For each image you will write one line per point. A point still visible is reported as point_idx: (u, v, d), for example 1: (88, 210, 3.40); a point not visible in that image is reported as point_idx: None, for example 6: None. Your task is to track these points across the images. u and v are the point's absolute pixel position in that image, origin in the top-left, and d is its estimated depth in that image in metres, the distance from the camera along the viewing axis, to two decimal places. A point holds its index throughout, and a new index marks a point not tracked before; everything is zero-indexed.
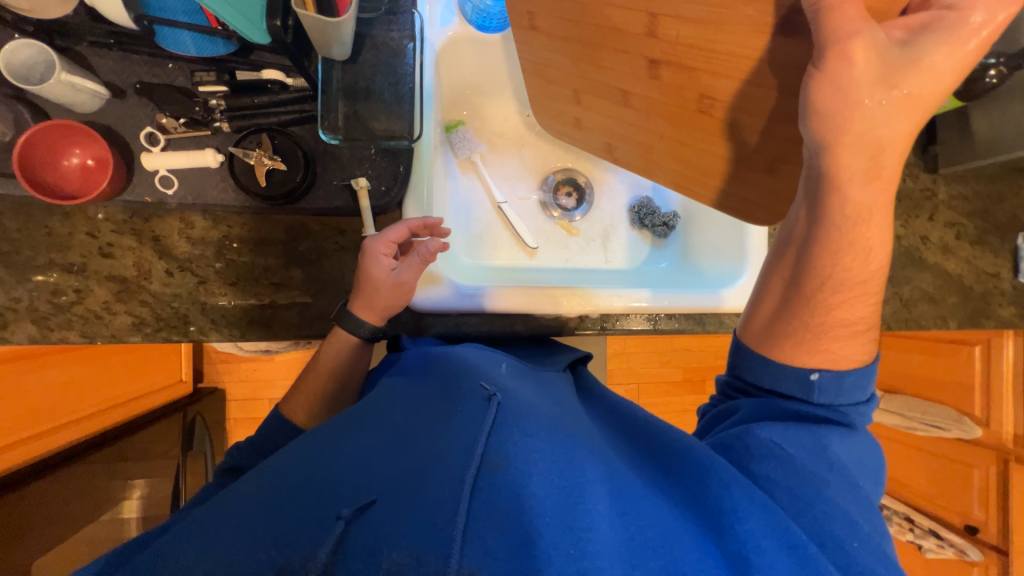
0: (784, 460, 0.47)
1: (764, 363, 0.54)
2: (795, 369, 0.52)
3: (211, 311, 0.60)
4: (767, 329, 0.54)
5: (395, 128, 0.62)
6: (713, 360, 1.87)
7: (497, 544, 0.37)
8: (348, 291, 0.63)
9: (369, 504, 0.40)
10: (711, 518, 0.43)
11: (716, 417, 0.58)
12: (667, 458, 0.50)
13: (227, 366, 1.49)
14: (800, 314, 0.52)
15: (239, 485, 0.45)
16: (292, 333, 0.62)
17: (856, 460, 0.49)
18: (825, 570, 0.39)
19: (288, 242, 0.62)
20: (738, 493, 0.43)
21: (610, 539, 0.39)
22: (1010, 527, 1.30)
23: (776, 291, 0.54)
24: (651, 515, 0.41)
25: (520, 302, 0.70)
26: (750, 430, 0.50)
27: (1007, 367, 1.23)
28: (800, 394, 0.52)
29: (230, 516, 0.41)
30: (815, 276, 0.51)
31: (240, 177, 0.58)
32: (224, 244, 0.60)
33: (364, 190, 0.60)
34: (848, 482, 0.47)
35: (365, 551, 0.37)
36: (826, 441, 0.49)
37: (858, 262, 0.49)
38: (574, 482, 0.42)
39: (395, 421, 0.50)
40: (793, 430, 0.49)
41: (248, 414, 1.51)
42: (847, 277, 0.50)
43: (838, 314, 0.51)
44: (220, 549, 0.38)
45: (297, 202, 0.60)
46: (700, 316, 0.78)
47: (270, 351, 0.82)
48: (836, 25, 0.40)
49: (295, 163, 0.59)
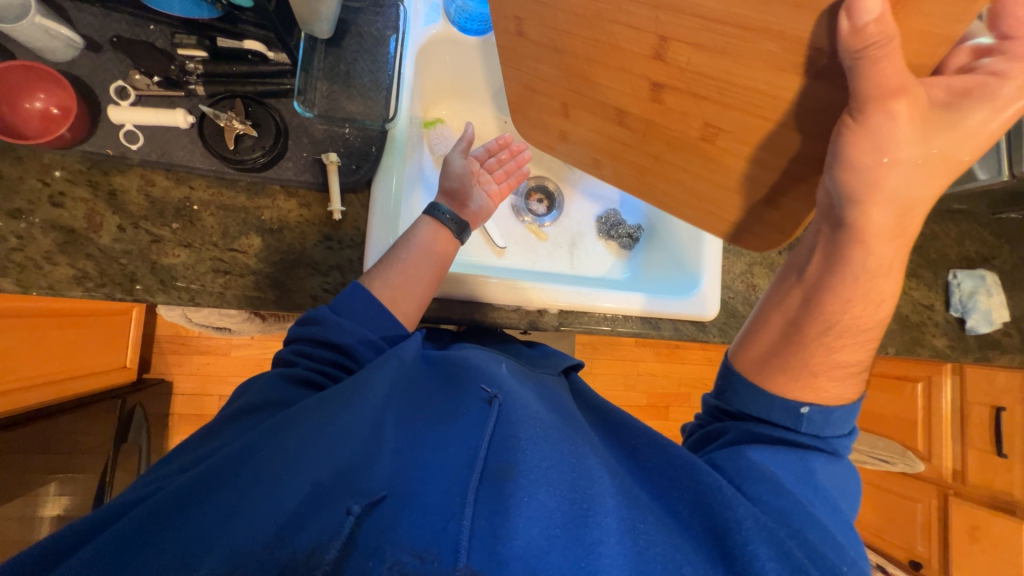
0: (773, 481, 0.45)
1: (754, 392, 0.51)
2: (784, 401, 0.49)
3: (162, 270, 0.58)
4: (759, 364, 0.52)
5: (370, 110, 0.65)
6: (678, 387, 1.89)
7: (506, 553, 0.37)
8: (306, 264, 0.63)
9: (376, 501, 0.39)
10: (717, 539, 0.42)
11: (702, 439, 0.56)
12: (665, 472, 0.48)
13: (178, 358, 1.42)
14: (800, 352, 0.50)
15: (229, 451, 0.43)
16: (243, 302, 0.60)
17: (841, 487, 0.47)
18: None
19: (249, 210, 0.62)
20: (742, 512, 0.42)
21: (619, 553, 0.38)
22: (950, 563, 1.33)
23: (772, 327, 0.52)
24: (657, 532, 0.41)
25: (500, 295, 0.74)
26: (739, 453, 0.48)
27: (945, 405, 1.29)
28: (790, 424, 0.49)
29: (224, 493, 0.40)
30: (820, 318, 0.49)
31: (209, 138, 0.58)
32: (184, 205, 0.60)
33: (332, 165, 0.61)
34: (831, 506, 0.45)
35: (372, 547, 0.37)
36: (813, 466, 0.47)
37: (866, 307, 0.47)
38: (585, 498, 0.42)
39: (397, 411, 0.49)
40: (782, 455, 0.47)
41: (194, 410, 1.43)
42: (854, 320, 0.48)
43: (838, 358, 0.49)
44: (216, 544, 0.36)
45: (264, 171, 0.60)
46: (656, 321, 0.79)
47: (222, 327, 0.80)
48: (880, 81, 0.38)
49: (267, 132, 0.60)
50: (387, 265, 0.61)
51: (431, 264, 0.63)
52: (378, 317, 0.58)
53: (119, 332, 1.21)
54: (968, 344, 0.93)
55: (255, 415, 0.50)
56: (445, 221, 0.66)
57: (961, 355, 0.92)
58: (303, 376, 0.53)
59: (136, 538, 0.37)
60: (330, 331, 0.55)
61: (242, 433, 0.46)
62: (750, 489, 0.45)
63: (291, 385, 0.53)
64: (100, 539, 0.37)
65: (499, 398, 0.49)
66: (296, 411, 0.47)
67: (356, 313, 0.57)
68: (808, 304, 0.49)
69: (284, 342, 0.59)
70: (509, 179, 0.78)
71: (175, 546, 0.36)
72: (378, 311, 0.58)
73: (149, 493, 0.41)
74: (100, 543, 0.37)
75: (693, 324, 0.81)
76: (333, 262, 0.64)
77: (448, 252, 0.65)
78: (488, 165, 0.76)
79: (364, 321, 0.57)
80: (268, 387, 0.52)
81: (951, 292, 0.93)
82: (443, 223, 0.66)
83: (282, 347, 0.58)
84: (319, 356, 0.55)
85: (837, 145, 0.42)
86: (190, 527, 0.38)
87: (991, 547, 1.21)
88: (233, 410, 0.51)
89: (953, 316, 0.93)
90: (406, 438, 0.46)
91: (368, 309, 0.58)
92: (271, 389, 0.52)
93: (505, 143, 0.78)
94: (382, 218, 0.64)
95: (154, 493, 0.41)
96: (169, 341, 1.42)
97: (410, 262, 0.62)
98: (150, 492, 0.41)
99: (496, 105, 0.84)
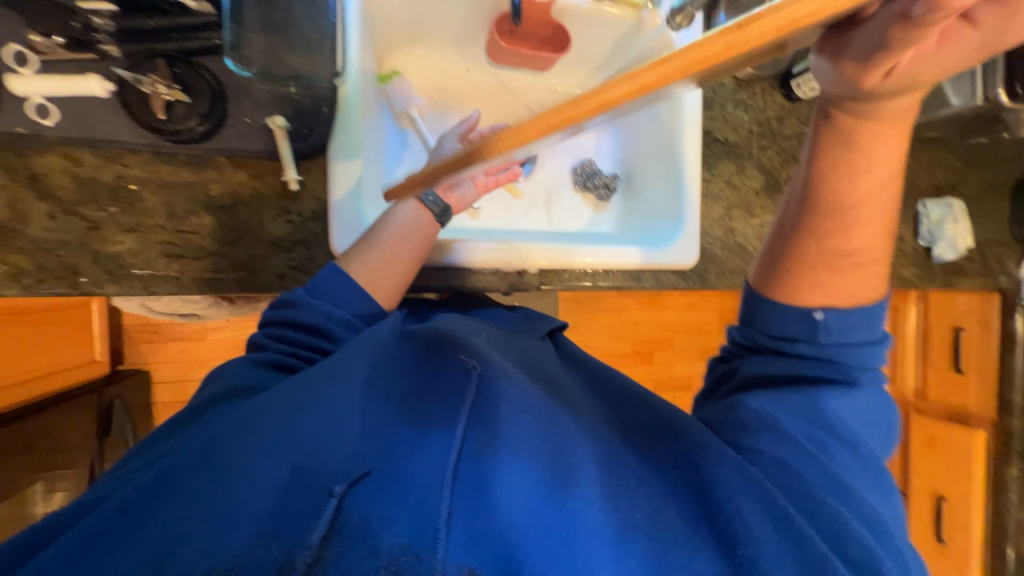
0: (777, 431, 0.45)
1: (771, 310, 0.49)
2: (798, 309, 0.47)
3: (107, 259, 0.54)
4: (766, 275, 0.49)
5: (316, 64, 0.58)
6: (660, 332, 1.95)
7: (483, 532, 0.39)
8: (267, 241, 0.59)
9: (360, 479, 0.41)
10: (700, 496, 0.44)
11: (722, 379, 0.55)
12: (659, 435, 0.51)
13: (152, 347, 1.38)
14: (800, 250, 0.46)
15: (203, 437, 0.44)
16: (204, 286, 0.57)
17: (858, 414, 0.46)
18: (810, 541, 0.39)
19: (196, 186, 0.56)
20: (729, 470, 0.43)
21: (598, 524, 0.40)
22: (908, 470, 1.46)
23: (780, 224, 0.48)
24: (637, 496, 0.43)
25: (479, 260, 0.70)
26: (739, 403, 0.49)
27: (910, 329, 1.39)
28: (809, 333, 0.47)
29: (202, 481, 0.41)
30: (823, 197, 0.43)
31: (134, 108, 0.52)
32: (119, 185, 0.54)
33: (281, 130, 0.56)
34: (851, 445, 0.45)
35: (355, 526, 0.38)
36: (825, 402, 0.46)
37: (851, 177, 0.41)
38: (566, 464, 0.43)
39: (378, 390, 0.50)
40: (785, 398, 0.47)
41: (177, 396, 1.40)
42: (847, 194, 0.42)
43: (838, 245, 0.45)
44: (199, 532, 0.38)
45: (204, 142, 0.55)
46: (636, 273, 0.80)
47: (187, 313, 0.76)
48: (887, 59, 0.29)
49: (201, 96, 0.54)
50: (362, 241, 0.59)
51: (412, 244, 0.61)
52: (355, 300, 0.58)
53: (83, 326, 1.16)
54: (932, 272, 0.97)
55: (229, 401, 0.50)
56: (427, 202, 0.62)
57: (925, 282, 0.96)
58: (276, 360, 0.54)
59: (120, 524, 0.39)
60: (302, 314, 0.55)
61: (215, 420, 0.47)
62: (754, 441, 0.46)
63: (265, 370, 0.53)
64: (82, 525, 0.39)
65: (478, 369, 0.50)
66: (271, 398, 0.47)
67: (334, 295, 0.57)
68: (807, 195, 0.44)
69: (258, 327, 0.58)
70: (499, 175, 0.70)
71: (158, 532, 0.38)
72: (355, 296, 0.58)
73: (130, 480, 0.43)
74: (84, 528, 0.39)
75: (673, 273, 0.81)
76: (297, 236, 0.60)
77: (428, 232, 0.62)
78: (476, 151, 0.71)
79: (338, 300, 0.57)
80: (241, 373, 0.53)
81: (921, 221, 0.94)
82: (421, 200, 0.61)
83: (257, 330, 0.58)
84: (294, 339, 0.55)
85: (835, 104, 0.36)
86: (171, 514, 0.39)
87: (945, 453, 1.33)
88: (201, 400, 0.52)
89: (921, 245, 0.95)
90: (387, 416, 0.47)
91: (347, 293, 0.57)
92: (247, 376, 0.52)
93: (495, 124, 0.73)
94: (345, 188, 0.60)
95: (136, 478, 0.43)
96: (139, 330, 1.36)
97: (390, 244, 0.60)
98: (131, 478, 0.43)
99: (457, 50, 0.82)
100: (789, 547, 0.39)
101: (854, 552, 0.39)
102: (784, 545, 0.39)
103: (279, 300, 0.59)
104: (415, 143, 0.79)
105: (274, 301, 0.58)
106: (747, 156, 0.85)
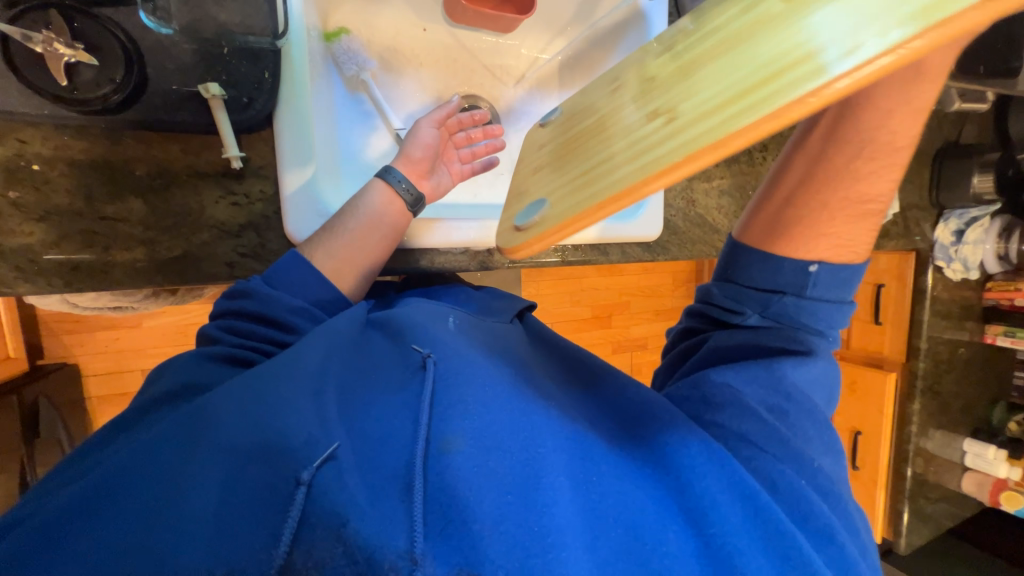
0: (737, 402, 0.49)
1: (763, 259, 0.51)
2: (795, 261, 0.49)
3: (13, 255, 0.46)
4: (771, 219, 0.51)
5: (251, 21, 0.51)
6: (618, 296, 2.01)
7: (448, 526, 0.40)
8: (212, 227, 0.53)
9: (326, 461, 0.42)
10: (671, 477, 0.47)
11: (697, 345, 0.58)
12: (631, 415, 0.53)
13: (76, 338, 1.24)
14: (815, 197, 0.47)
15: (154, 432, 0.44)
16: (142, 282, 0.51)
17: (809, 380, 0.51)
18: (774, 514, 0.43)
19: (117, 165, 0.49)
20: (694, 448, 0.47)
21: (571, 514, 0.42)
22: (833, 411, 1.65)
23: (797, 166, 0.48)
24: (609, 482, 0.45)
25: (443, 240, 0.68)
26: (706, 376, 0.52)
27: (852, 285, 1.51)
28: (799, 285, 0.50)
29: (156, 480, 0.41)
30: (858, 137, 0.42)
31: (27, 72, 0.43)
32: (18, 164, 0.46)
33: (217, 99, 0.48)
34: (806, 409, 0.50)
35: (322, 516, 0.39)
36: (781, 372, 0.50)
37: (909, 120, 0.39)
38: (536, 454, 0.45)
39: (342, 382, 0.50)
40: (745, 371, 0.51)
41: (115, 389, 1.29)
42: (892, 140, 0.41)
43: (861, 192, 0.45)
44: (158, 533, 0.38)
45: (123, 113, 0.47)
46: (604, 247, 0.80)
47: (119, 308, 0.67)
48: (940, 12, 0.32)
49: (110, 56, 0.45)
50: (325, 230, 0.57)
51: (381, 235, 0.58)
52: (317, 288, 0.55)
53: None
54: None
55: (176, 399, 0.48)
56: (400, 188, 0.60)
57: None
58: (231, 353, 0.52)
59: (79, 515, 0.39)
60: (263, 306, 0.53)
61: (163, 417, 0.46)
62: (717, 415, 0.49)
63: (216, 363, 0.51)
64: (39, 516, 0.40)
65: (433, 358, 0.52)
66: (224, 390, 0.46)
67: (296, 286, 0.54)
68: (837, 131, 0.43)
69: (209, 317, 0.56)
70: (474, 161, 0.70)
71: (115, 532, 0.38)
72: (317, 283, 0.55)
73: (86, 471, 0.44)
74: (42, 519, 0.39)
75: (639, 246, 0.83)
76: (245, 219, 0.55)
77: (398, 226, 0.60)
78: (455, 140, 0.69)
79: (298, 288, 0.54)
80: (188, 367, 0.51)
81: None
82: (393, 189, 0.59)
83: (208, 322, 0.56)
84: (253, 333, 0.53)
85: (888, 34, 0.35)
86: (126, 514, 0.39)
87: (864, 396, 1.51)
88: (143, 399, 0.50)
89: None
90: (353, 406, 0.48)
91: (309, 281, 0.55)
92: (188, 371, 0.50)
93: (479, 119, 0.71)
94: (296, 162, 0.55)
95: (92, 470, 0.43)
96: (57, 321, 1.22)
97: (358, 234, 0.57)
98: (87, 469, 0.44)
99: (411, 7, 0.76)
100: (757, 527, 0.43)
101: (816, 523, 0.44)
102: (751, 520, 0.43)
103: (235, 287, 0.55)
104: (371, 112, 0.76)
105: (226, 292, 0.55)
106: None
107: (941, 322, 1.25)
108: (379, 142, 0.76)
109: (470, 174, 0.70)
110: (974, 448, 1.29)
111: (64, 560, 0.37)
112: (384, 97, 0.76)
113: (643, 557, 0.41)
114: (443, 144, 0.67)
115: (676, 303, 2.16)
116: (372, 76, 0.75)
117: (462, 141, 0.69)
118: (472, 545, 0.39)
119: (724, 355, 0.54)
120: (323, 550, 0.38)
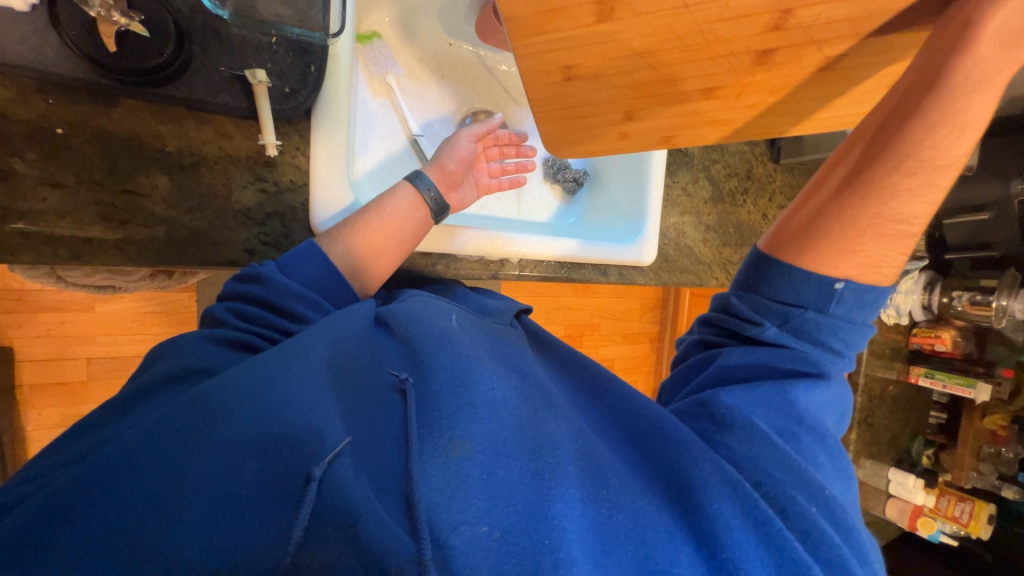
0: (750, 429, 0.53)
1: (787, 274, 0.55)
2: (821, 277, 0.53)
3: (36, 214, 0.53)
4: (797, 233, 0.54)
5: (298, 19, 0.60)
6: (590, 317, 2.09)
7: (464, 544, 0.39)
8: (229, 207, 0.62)
9: (336, 457, 0.39)
10: (681, 495, 0.50)
11: (708, 360, 0.63)
12: (640, 428, 0.57)
13: (16, 319, 1.16)
14: (856, 205, 0.51)
15: (163, 414, 0.41)
16: (152, 257, 0.59)
17: (820, 403, 0.56)
18: (786, 540, 0.47)
19: (144, 143, 0.57)
20: (706, 470, 0.50)
21: (578, 528, 0.43)
22: None
23: (834, 180, 0.53)
24: (619, 501, 0.47)
25: (456, 248, 0.74)
26: (715, 396, 0.57)
27: None
28: (822, 302, 0.54)
29: (151, 461, 0.38)
30: (902, 151, 0.48)
31: (79, 38, 0.49)
32: (41, 126, 0.53)
33: (262, 85, 0.58)
34: (818, 433, 0.56)
35: (337, 512, 0.36)
36: (792, 395, 0.55)
37: (951, 138, 0.47)
38: (544, 466, 0.47)
39: (348, 376, 0.49)
40: (755, 394, 0.56)
41: (53, 377, 1.21)
42: (932, 157, 0.48)
43: (892, 211, 0.50)
44: (160, 524, 0.35)
45: (163, 87, 0.55)
46: (606, 268, 0.91)
47: (115, 287, 0.70)
48: (961, 54, 0.44)
49: (162, 34, 0.52)
50: (347, 224, 0.62)
51: (405, 231, 0.65)
52: (332, 284, 0.59)
53: None
54: None
55: (177, 384, 0.46)
56: (425, 193, 0.67)
57: None
58: (231, 337, 0.51)
59: (84, 497, 0.36)
60: (272, 295, 0.54)
61: (167, 401, 0.43)
62: (728, 440, 0.54)
63: (218, 345, 0.50)
64: (37, 499, 0.37)
65: (410, 380, 0.51)
66: (232, 374, 0.44)
67: (307, 277, 0.58)
68: (878, 144, 0.49)
69: (218, 299, 0.56)
70: (502, 174, 0.82)
71: (105, 519, 0.35)
72: (335, 278, 0.59)
73: (90, 452, 0.41)
74: (42, 500, 0.36)
75: (634, 269, 0.93)
76: (271, 210, 0.65)
77: (420, 230, 0.66)
78: (489, 154, 0.80)
79: (313, 285, 0.58)
80: (196, 351, 0.49)
81: None
82: (420, 194, 0.67)
83: (216, 303, 0.56)
84: (264, 324, 0.53)
85: (944, 60, 0.44)
86: (122, 497, 0.36)
87: None
88: (145, 380, 0.47)
89: None
90: (354, 404, 0.46)
91: (320, 273, 0.58)
92: (199, 355, 0.48)
93: (509, 139, 0.83)
94: (337, 137, 0.64)
95: (98, 449, 0.40)
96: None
97: (381, 234, 0.63)
98: (89, 449, 0.41)
99: (444, 22, 0.81)
100: (770, 554, 0.46)
101: (826, 553, 0.48)
102: (763, 545, 0.47)
103: (244, 272, 0.57)
104: (389, 115, 0.78)
105: (237, 275, 0.57)
106: (700, 167, 0.98)
107: (875, 360, 1.33)
108: (392, 144, 0.77)
109: (497, 186, 0.82)
110: (897, 477, 1.34)
111: (68, 543, 0.34)
112: (405, 104, 0.79)
113: (653, 568, 0.43)
114: (477, 157, 0.78)
115: (642, 328, 2.26)
116: (396, 82, 0.79)
117: (495, 152, 0.81)
118: (480, 551, 0.39)
119: (739, 372, 0.58)
120: (331, 552, 0.35)
